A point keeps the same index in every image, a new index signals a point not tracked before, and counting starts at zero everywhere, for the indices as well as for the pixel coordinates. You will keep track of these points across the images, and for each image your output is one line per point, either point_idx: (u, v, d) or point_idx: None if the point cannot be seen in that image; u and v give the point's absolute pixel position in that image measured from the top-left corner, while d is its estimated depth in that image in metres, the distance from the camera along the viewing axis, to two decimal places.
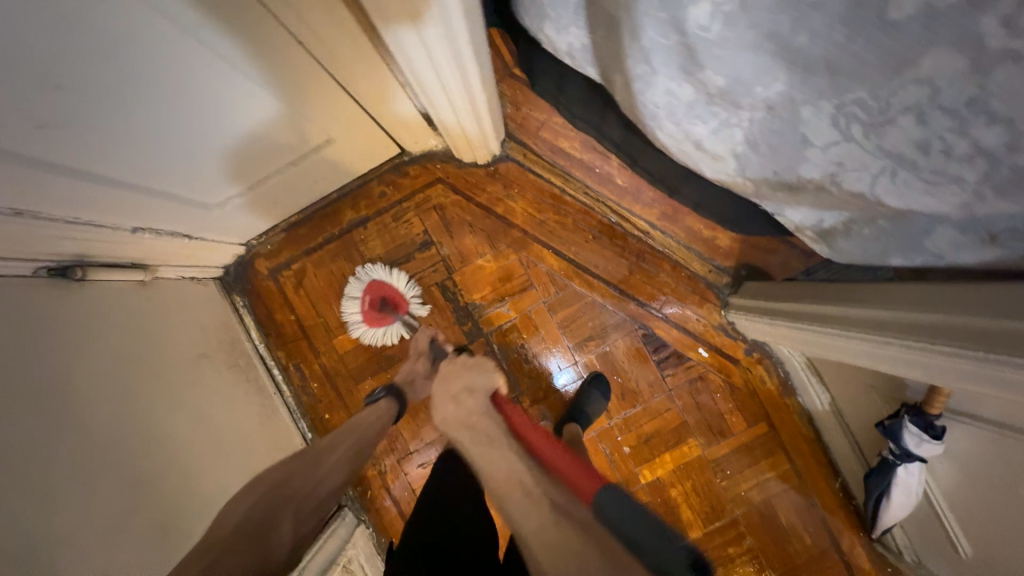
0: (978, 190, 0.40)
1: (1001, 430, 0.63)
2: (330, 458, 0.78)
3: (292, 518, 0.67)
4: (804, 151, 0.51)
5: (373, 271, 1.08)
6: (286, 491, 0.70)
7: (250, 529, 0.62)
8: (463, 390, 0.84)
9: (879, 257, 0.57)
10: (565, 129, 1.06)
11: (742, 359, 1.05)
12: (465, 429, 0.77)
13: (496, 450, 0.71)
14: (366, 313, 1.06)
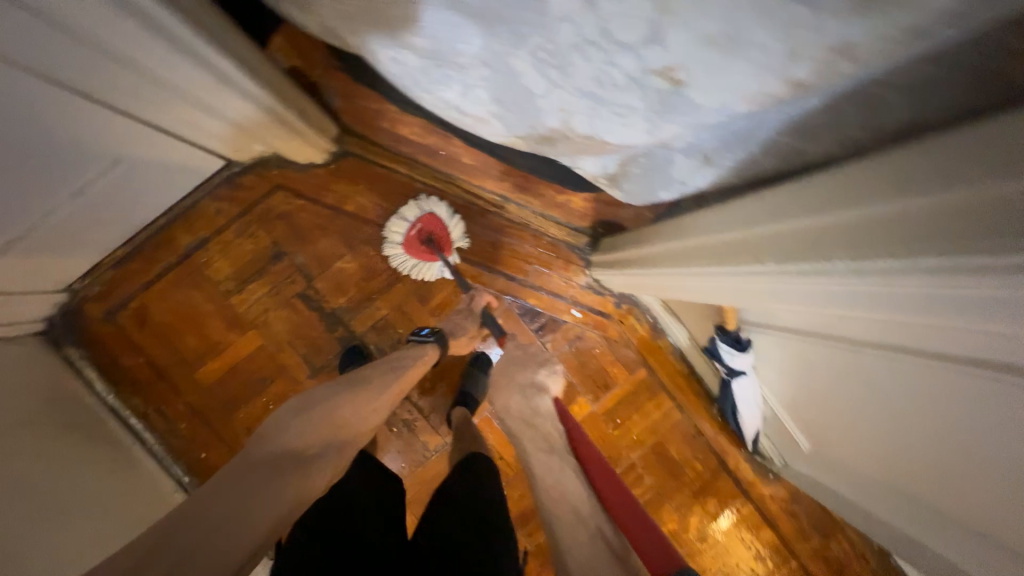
0: (649, 115, 0.41)
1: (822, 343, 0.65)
2: (376, 394, 0.72)
3: (332, 455, 0.63)
4: (535, 102, 0.49)
5: (432, 204, 1.02)
6: (325, 424, 0.63)
7: (287, 456, 0.57)
8: (533, 384, 0.77)
9: (652, 190, 0.62)
10: (402, 116, 1.01)
11: (614, 313, 1.10)
12: (526, 426, 0.71)
13: (557, 458, 0.63)
14: (407, 241, 1.01)
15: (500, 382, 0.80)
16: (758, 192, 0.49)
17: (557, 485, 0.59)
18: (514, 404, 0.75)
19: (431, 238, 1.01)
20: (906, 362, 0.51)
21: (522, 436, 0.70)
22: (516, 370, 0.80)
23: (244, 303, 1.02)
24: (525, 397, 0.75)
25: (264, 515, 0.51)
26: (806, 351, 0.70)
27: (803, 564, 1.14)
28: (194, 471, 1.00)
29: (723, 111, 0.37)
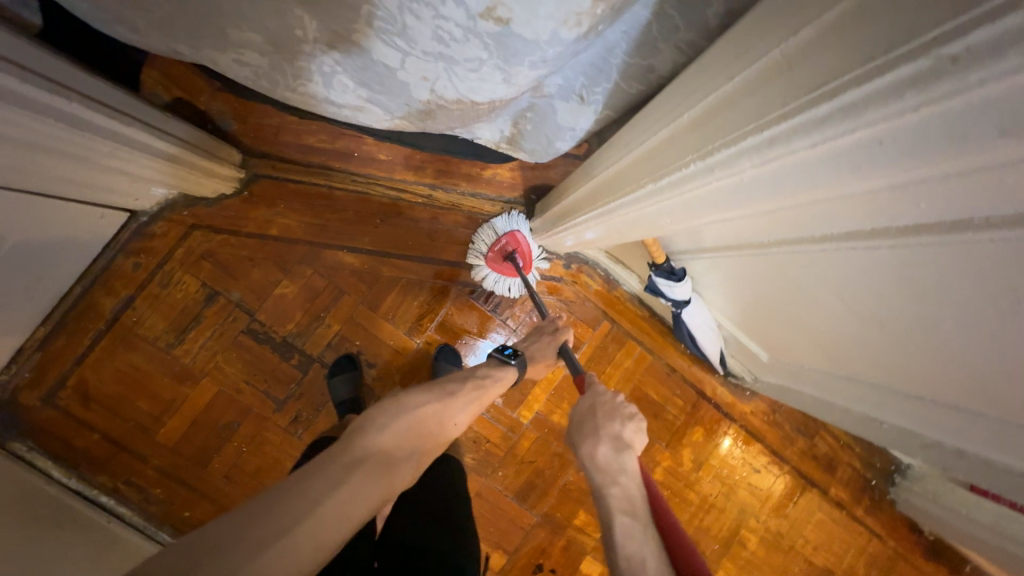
0: (498, 64, 0.40)
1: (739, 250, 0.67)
2: (460, 405, 0.72)
3: (416, 459, 0.63)
4: (396, 76, 0.48)
5: (521, 221, 1.03)
6: (415, 431, 0.65)
7: (385, 457, 0.59)
8: (621, 437, 0.64)
9: (550, 144, 0.61)
10: (304, 125, 0.98)
11: (565, 275, 1.11)
12: (606, 483, 0.59)
13: (641, 528, 0.52)
14: (491, 255, 1.01)
15: (584, 425, 0.67)
16: (634, 120, 0.50)
17: (633, 554, 0.49)
18: (599, 454, 0.62)
19: (514, 254, 1.02)
20: (836, 255, 0.52)
21: (605, 491, 0.58)
22: (602, 417, 0.67)
23: (189, 354, 0.98)
24: (614, 448, 0.62)
25: (351, 514, 0.51)
26: (742, 265, 0.71)
27: (795, 466, 1.20)
28: (182, 531, 0.98)
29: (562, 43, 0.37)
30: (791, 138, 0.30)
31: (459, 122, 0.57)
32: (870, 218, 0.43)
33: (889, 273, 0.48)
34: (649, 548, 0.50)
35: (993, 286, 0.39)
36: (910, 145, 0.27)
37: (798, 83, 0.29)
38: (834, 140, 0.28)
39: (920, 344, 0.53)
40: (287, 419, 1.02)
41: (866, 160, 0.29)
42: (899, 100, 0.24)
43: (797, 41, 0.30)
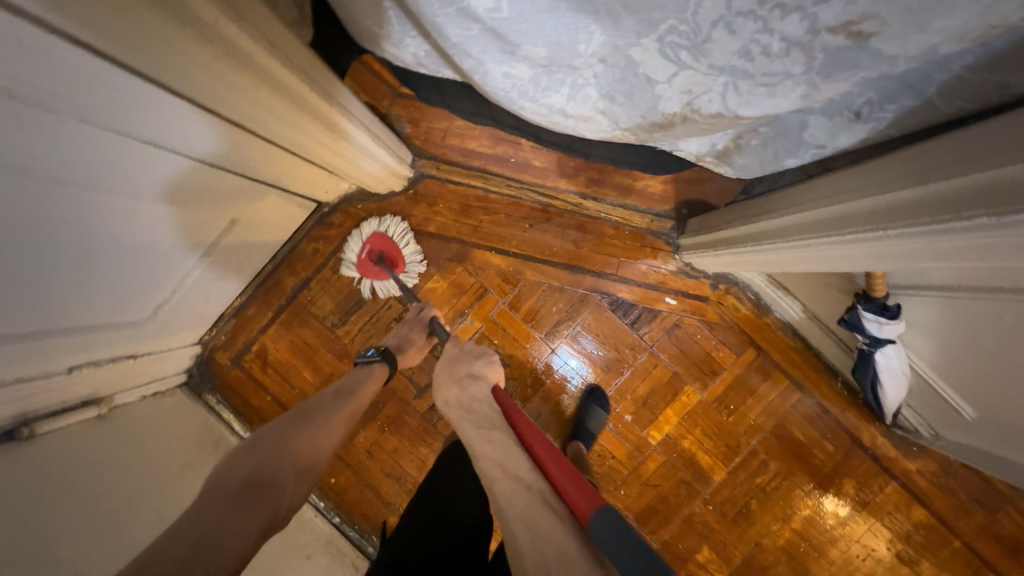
0: (809, 79, 0.37)
1: (965, 292, 0.59)
2: (327, 417, 0.68)
3: (295, 480, 0.58)
4: (655, 90, 0.48)
5: (382, 225, 1.03)
6: (282, 451, 0.59)
7: (253, 484, 0.53)
8: (470, 375, 0.76)
9: (775, 160, 0.58)
10: (469, 129, 1.03)
11: (711, 295, 1.05)
12: (464, 413, 0.68)
13: (492, 430, 0.62)
14: (360, 264, 1.02)
15: (439, 378, 0.77)
16: (915, 143, 0.45)
17: (487, 456, 0.59)
18: (452, 395, 0.73)
19: (381, 256, 1.02)
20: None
21: (460, 422, 0.67)
22: (450, 367, 0.78)
23: (347, 335, 1.07)
24: (462, 388, 0.72)
25: (229, 548, 0.46)
26: (958, 313, 0.63)
27: (969, 543, 1.03)
28: (327, 496, 1.08)
29: (914, 58, 0.34)
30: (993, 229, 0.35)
31: (691, 135, 0.56)
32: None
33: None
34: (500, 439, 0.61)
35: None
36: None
37: (999, 192, 0.34)
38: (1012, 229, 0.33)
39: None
40: (426, 406, 1.07)
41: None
42: None
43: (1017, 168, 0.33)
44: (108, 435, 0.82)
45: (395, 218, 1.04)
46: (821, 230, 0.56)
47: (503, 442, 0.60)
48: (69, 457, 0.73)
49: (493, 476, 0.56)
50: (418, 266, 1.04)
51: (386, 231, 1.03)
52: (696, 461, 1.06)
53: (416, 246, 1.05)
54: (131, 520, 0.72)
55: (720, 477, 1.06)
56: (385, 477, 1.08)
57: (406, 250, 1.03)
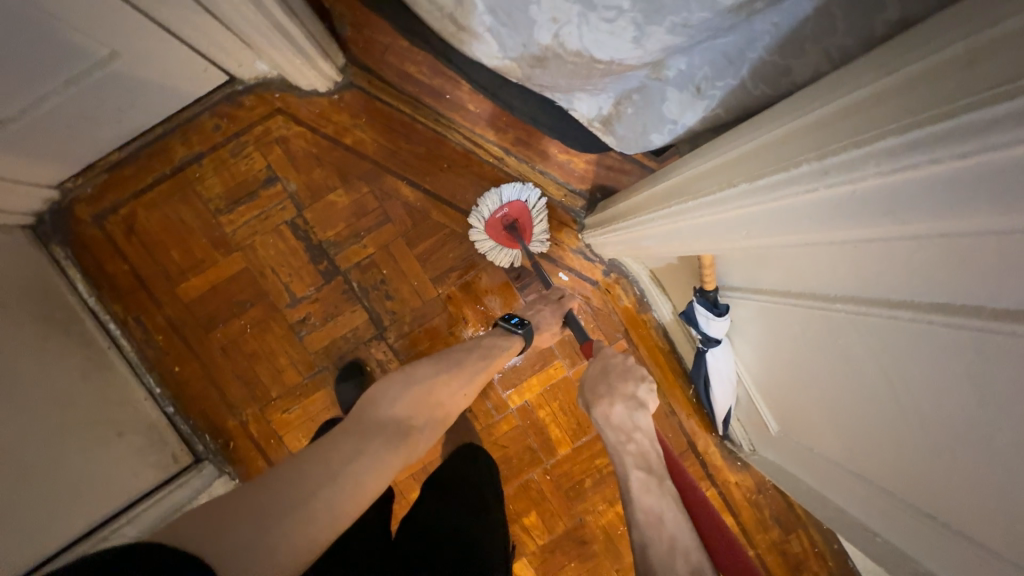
0: (636, 18, 0.41)
1: (775, 298, 0.66)
2: (469, 379, 0.79)
3: (430, 427, 0.72)
4: (528, 11, 0.47)
5: (523, 193, 1.02)
6: (426, 401, 0.72)
7: (397, 427, 0.67)
8: (635, 397, 0.78)
9: (644, 135, 0.60)
10: (412, 52, 1.01)
11: (600, 281, 1.09)
12: (622, 436, 0.75)
13: (662, 487, 0.69)
14: (491, 223, 1.01)
15: (599, 389, 0.80)
16: (738, 129, 0.49)
17: (650, 510, 0.66)
18: (615, 413, 0.77)
19: (513, 225, 1.02)
20: (861, 321, 0.52)
21: (622, 449, 0.74)
22: (615, 378, 0.80)
23: (232, 225, 1.02)
24: (628, 409, 0.77)
25: (361, 490, 0.58)
26: (770, 317, 0.71)
27: (760, 555, 1.14)
28: (166, 384, 1.01)
29: (704, 5, 0.38)
30: (782, 183, 0.39)
31: (570, 83, 0.57)
32: (909, 283, 0.43)
33: (895, 342, 0.49)
34: (665, 501, 0.67)
35: (970, 379, 0.41)
36: (922, 195, 0.31)
37: (849, 136, 0.34)
38: (857, 185, 0.34)
39: (894, 433, 0.54)
40: (296, 317, 1.04)
41: (903, 211, 0.33)
42: (954, 146, 0.27)
43: (800, 122, 0.40)
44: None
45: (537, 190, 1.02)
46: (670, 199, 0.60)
47: (675, 506, 0.67)
48: None
49: (655, 534, 0.63)
50: (542, 246, 1.04)
51: (524, 201, 1.02)
52: (547, 433, 1.11)
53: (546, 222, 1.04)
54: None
55: (565, 451, 1.11)
56: (234, 380, 1.03)
57: (539, 227, 1.02)
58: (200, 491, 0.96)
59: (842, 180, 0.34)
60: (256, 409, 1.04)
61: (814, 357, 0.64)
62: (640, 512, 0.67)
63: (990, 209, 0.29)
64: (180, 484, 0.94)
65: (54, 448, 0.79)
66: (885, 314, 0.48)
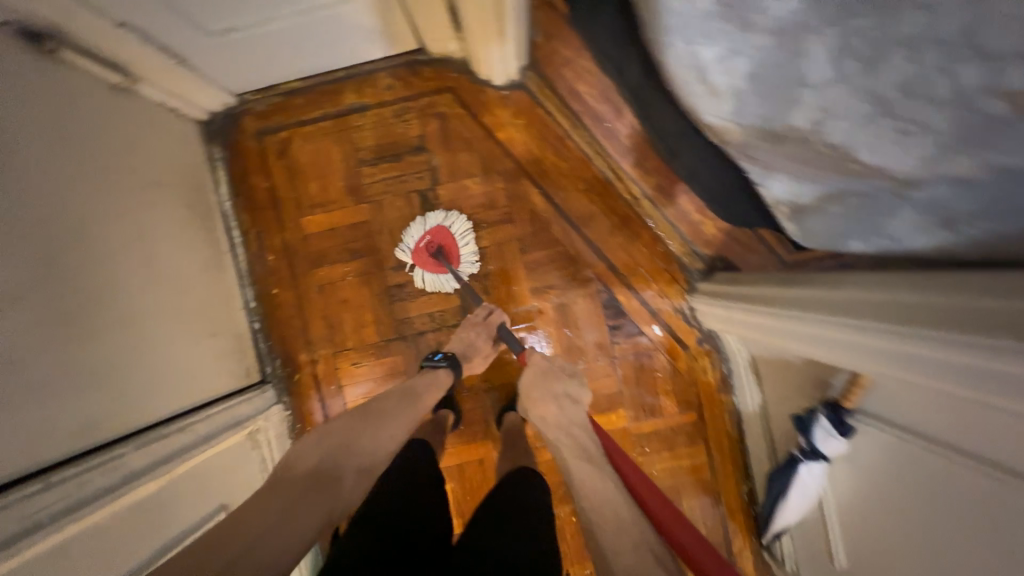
0: (941, 140, 0.39)
1: (905, 433, 0.61)
2: (394, 421, 0.79)
3: (355, 476, 0.70)
4: (797, 93, 0.48)
5: (437, 217, 1.03)
6: (348, 451, 0.72)
7: (314, 477, 0.67)
8: (567, 396, 0.85)
9: (841, 238, 0.60)
10: (591, 75, 1.03)
11: (692, 347, 1.07)
12: (565, 435, 0.79)
13: (599, 470, 0.71)
14: (415, 250, 1.01)
15: (533, 395, 0.85)
16: (959, 273, 0.48)
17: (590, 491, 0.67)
18: (549, 412, 0.83)
19: (437, 248, 1.02)
20: (928, 461, 0.57)
21: (556, 441, 0.79)
22: (545, 381, 0.87)
23: (369, 178, 1.06)
24: (561, 407, 0.83)
25: (296, 529, 0.58)
26: (886, 450, 0.65)
27: None
28: (261, 301, 1.06)
29: None
30: (950, 347, 0.44)
31: (788, 165, 0.57)
32: None
33: (954, 490, 0.54)
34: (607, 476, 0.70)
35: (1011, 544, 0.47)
36: (993, 380, 0.41)
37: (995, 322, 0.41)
38: (953, 354, 0.44)
39: None
40: (396, 281, 1.07)
41: (987, 389, 0.42)
42: None
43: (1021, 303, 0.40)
44: (118, 109, 0.80)
45: (461, 214, 1.03)
46: (833, 308, 0.64)
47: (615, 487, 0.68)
48: (99, 138, 0.76)
49: (599, 517, 0.63)
50: (471, 266, 1.03)
51: (447, 226, 1.03)
52: None
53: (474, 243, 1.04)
54: (111, 220, 0.76)
55: None
56: (321, 318, 1.07)
57: (465, 249, 1.03)
58: (261, 410, 0.98)
59: (965, 349, 0.43)
60: (330, 352, 1.07)
61: (916, 504, 0.60)
62: (592, 509, 0.65)
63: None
64: (245, 399, 0.95)
65: (160, 327, 0.81)
66: (958, 461, 0.53)
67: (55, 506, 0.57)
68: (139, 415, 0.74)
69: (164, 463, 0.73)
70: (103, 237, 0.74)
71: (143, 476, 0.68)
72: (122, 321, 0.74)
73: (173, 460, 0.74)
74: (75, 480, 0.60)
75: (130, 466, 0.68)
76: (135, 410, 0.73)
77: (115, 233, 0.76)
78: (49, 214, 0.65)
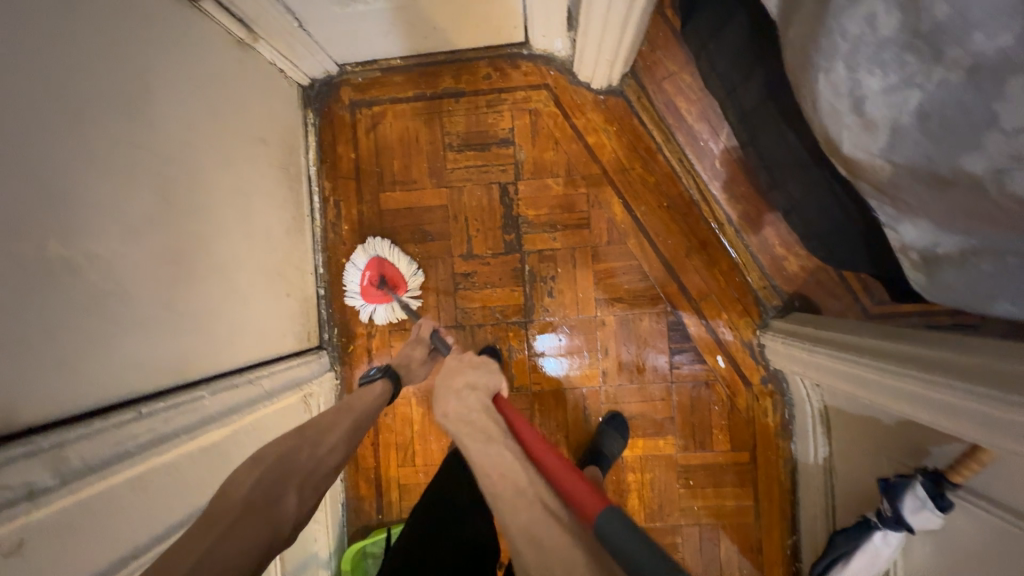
0: None
1: (1004, 518, 0.56)
2: (329, 437, 0.72)
3: (298, 494, 0.64)
4: (983, 137, 0.44)
5: (376, 247, 1.03)
6: (286, 468, 0.65)
7: (258, 499, 0.59)
8: (468, 387, 0.75)
9: (985, 299, 0.55)
10: (691, 89, 0.99)
11: (755, 385, 1.02)
12: (462, 424, 0.68)
13: (495, 444, 0.62)
14: (362, 291, 1.02)
15: (438, 395, 0.75)
16: None
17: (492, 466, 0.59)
18: (451, 409, 0.71)
19: (382, 280, 1.02)
20: (1011, 538, 0.55)
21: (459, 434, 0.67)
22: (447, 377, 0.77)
23: (452, 164, 1.06)
24: (462, 400, 0.72)
25: (242, 552, 0.53)
26: (981, 536, 0.60)
27: None
28: (329, 268, 1.07)
29: None
30: None
31: (938, 212, 0.54)
32: None
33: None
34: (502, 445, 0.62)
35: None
36: None
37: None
38: None
39: None
40: (462, 269, 1.06)
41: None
42: None
43: None
44: (239, 65, 0.83)
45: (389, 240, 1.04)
46: (932, 367, 0.62)
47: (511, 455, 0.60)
48: (219, 89, 0.78)
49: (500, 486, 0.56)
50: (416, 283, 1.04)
51: (381, 255, 1.04)
52: (625, 498, 1.05)
53: (411, 263, 1.05)
54: (220, 170, 0.78)
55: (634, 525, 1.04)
56: None
57: (404, 270, 1.03)
58: (316, 375, 1.00)
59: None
60: (386, 329, 1.07)
61: None
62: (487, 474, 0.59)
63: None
64: (304, 362, 0.97)
65: (245, 279, 0.83)
66: None
67: (141, 438, 0.59)
68: (219, 362, 0.76)
69: (233, 413, 0.74)
70: (212, 185, 0.76)
71: (216, 421, 0.70)
72: (219, 269, 0.76)
73: (240, 410, 0.76)
74: (160, 417, 0.62)
75: (205, 411, 0.69)
76: (216, 356, 0.75)
77: (222, 183, 0.78)
78: (172, 156, 0.67)
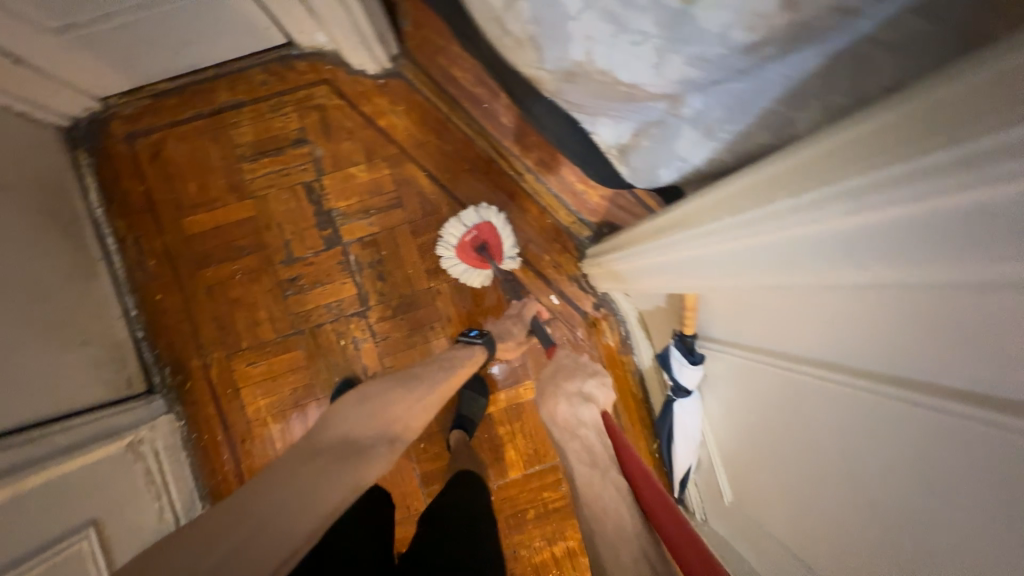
0: (660, 44, 0.43)
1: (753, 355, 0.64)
2: (428, 389, 0.78)
3: (388, 447, 0.67)
4: (568, 26, 0.49)
5: (489, 215, 1.03)
6: (385, 416, 0.71)
7: (349, 444, 0.64)
8: (579, 394, 0.77)
9: (653, 169, 0.61)
10: (460, 59, 1.05)
11: (590, 313, 1.09)
12: (572, 438, 0.68)
13: (601, 472, 0.59)
14: (460, 245, 1.02)
15: (548, 391, 0.81)
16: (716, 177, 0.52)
17: (594, 495, 0.55)
18: (560, 412, 0.75)
19: (482, 246, 1.02)
20: (826, 388, 0.51)
21: (567, 447, 0.67)
22: (562, 380, 0.82)
23: (250, 174, 1.05)
24: (570, 406, 0.74)
25: (318, 505, 0.54)
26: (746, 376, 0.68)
27: None
28: (143, 308, 1.02)
29: (718, 40, 0.39)
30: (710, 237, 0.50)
31: (593, 105, 0.61)
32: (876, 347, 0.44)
33: (856, 410, 0.48)
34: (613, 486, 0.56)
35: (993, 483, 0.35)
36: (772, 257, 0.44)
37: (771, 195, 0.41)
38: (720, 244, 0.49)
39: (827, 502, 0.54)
40: (286, 276, 1.05)
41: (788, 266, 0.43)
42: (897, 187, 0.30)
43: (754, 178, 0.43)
44: None
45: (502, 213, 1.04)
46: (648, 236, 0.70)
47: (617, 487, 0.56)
48: None
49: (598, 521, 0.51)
50: (512, 263, 1.04)
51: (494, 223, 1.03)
52: (501, 453, 1.08)
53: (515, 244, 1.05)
54: None
55: (515, 475, 1.07)
56: (210, 321, 1.03)
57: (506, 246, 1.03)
58: (143, 421, 0.94)
59: (718, 236, 0.48)
60: (224, 356, 1.04)
61: (786, 425, 0.61)
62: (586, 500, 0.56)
63: (1021, 254, 0.27)
64: (125, 409, 0.92)
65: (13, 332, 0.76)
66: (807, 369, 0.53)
67: None
68: None
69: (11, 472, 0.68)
70: None
71: None
72: None
73: (21, 470, 0.70)
74: None
75: None
76: None
77: None
78: None
